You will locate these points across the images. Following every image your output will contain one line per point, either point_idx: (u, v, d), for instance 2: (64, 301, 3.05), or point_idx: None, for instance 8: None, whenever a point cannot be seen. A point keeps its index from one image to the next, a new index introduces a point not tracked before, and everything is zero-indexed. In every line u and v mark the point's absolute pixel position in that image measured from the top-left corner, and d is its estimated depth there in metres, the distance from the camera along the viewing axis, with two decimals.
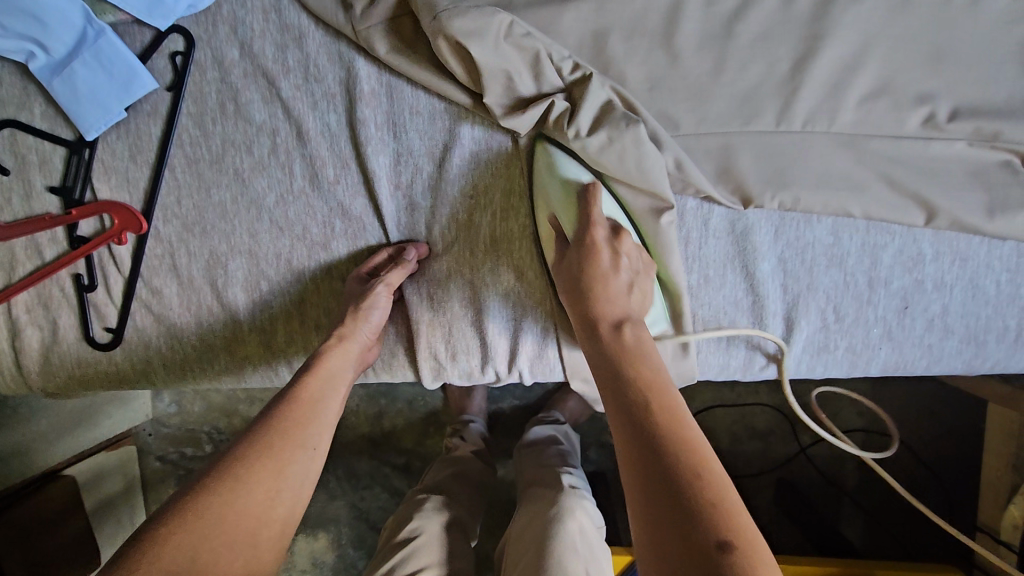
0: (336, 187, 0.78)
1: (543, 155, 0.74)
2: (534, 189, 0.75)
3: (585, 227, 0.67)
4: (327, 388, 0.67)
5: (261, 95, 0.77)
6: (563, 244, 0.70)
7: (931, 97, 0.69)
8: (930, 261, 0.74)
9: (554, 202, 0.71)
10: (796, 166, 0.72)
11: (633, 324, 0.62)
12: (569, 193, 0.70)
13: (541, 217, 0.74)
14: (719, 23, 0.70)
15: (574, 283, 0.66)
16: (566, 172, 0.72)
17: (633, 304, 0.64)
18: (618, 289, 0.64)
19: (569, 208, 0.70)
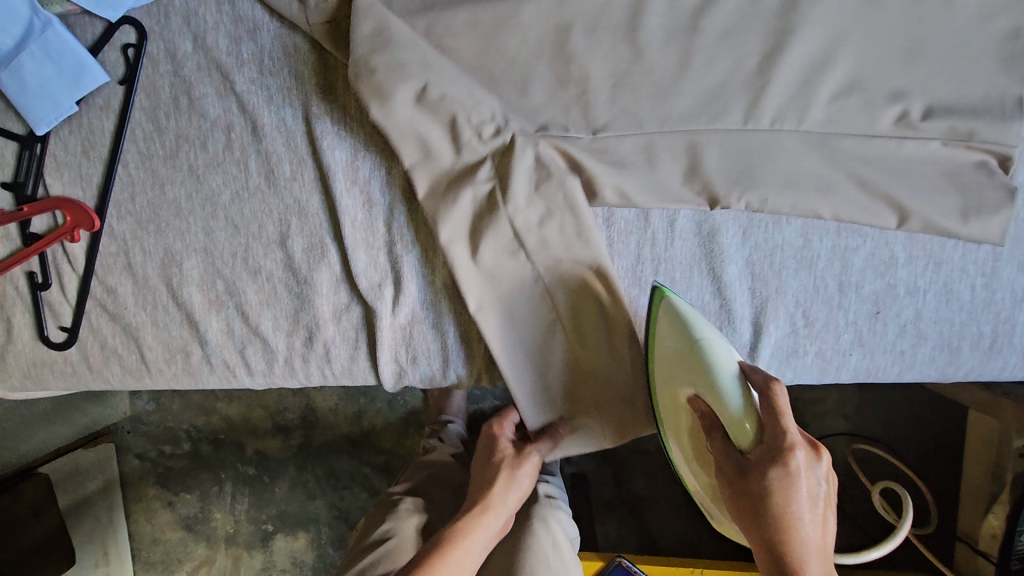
0: (293, 184, 0.76)
1: (664, 313, 0.70)
2: (648, 340, 0.72)
3: (780, 438, 0.59)
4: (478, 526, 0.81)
5: (215, 89, 0.75)
6: (738, 457, 0.62)
7: (903, 95, 0.66)
8: (902, 265, 0.72)
9: (694, 383, 0.67)
10: (762, 164, 0.69)
11: (830, 574, 0.59)
12: (714, 367, 0.64)
13: (670, 383, 0.71)
14: (684, 16, 0.67)
15: (763, 504, 0.59)
16: (699, 335, 0.66)
17: (828, 542, 0.60)
18: (814, 529, 0.59)
19: (708, 375, 0.65)
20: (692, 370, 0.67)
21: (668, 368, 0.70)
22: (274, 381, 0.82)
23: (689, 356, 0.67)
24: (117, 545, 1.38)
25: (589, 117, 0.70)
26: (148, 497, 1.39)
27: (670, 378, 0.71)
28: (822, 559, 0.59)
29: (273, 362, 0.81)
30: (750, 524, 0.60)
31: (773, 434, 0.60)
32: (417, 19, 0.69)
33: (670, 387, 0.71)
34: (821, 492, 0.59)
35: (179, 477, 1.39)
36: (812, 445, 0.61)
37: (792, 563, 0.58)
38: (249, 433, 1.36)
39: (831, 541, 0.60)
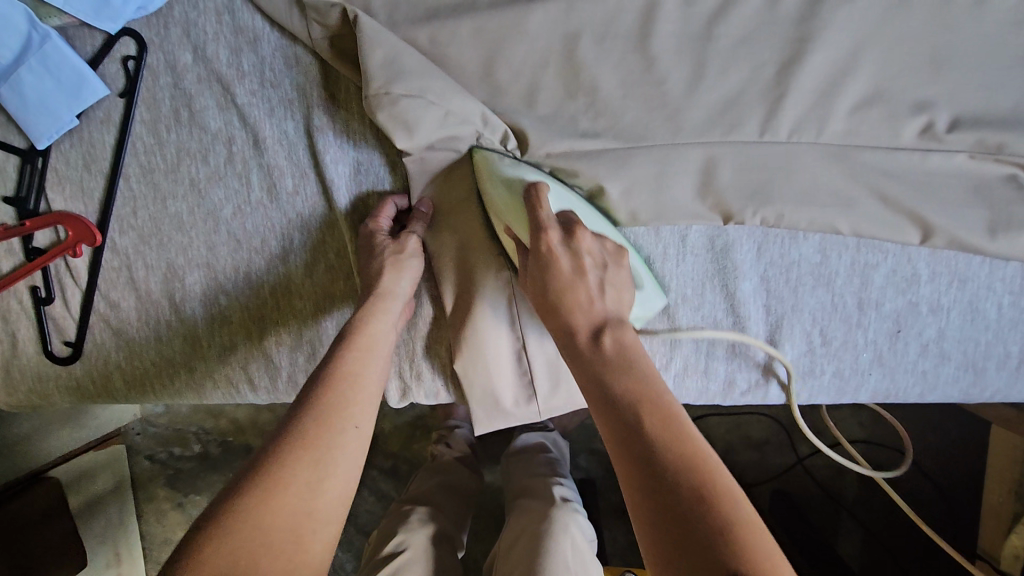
0: (295, 198, 0.75)
1: (482, 163, 0.69)
2: (479, 192, 0.70)
3: (539, 222, 0.62)
4: (366, 368, 0.61)
5: (217, 101, 0.74)
6: (524, 255, 0.65)
7: (929, 104, 0.64)
8: (926, 282, 0.69)
9: (504, 212, 0.67)
10: (779, 179, 0.67)
11: (612, 329, 0.57)
12: (513, 199, 0.66)
13: (498, 228, 0.70)
14: (698, 26, 0.65)
15: (544, 302, 0.61)
16: (506, 173, 0.67)
17: (611, 306, 0.60)
18: (589, 300, 0.59)
19: (517, 213, 0.65)
20: (501, 207, 0.67)
21: (496, 211, 0.68)
22: (277, 397, 0.80)
23: (498, 190, 0.67)
24: (128, 544, 1.37)
25: (597, 128, 0.68)
26: (159, 498, 1.39)
27: (500, 222, 0.69)
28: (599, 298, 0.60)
29: (275, 378, 0.79)
30: (542, 295, 0.61)
31: (538, 222, 0.62)
32: (421, 28, 0.68)
33: (501, 227, 0.69)
34: (596, 253, 0.62)
35: (188, 479, 1.39)
36: (571, 224, 0.63)
37: (575, 304, 0.59)
38: (257, 436, 1.36)
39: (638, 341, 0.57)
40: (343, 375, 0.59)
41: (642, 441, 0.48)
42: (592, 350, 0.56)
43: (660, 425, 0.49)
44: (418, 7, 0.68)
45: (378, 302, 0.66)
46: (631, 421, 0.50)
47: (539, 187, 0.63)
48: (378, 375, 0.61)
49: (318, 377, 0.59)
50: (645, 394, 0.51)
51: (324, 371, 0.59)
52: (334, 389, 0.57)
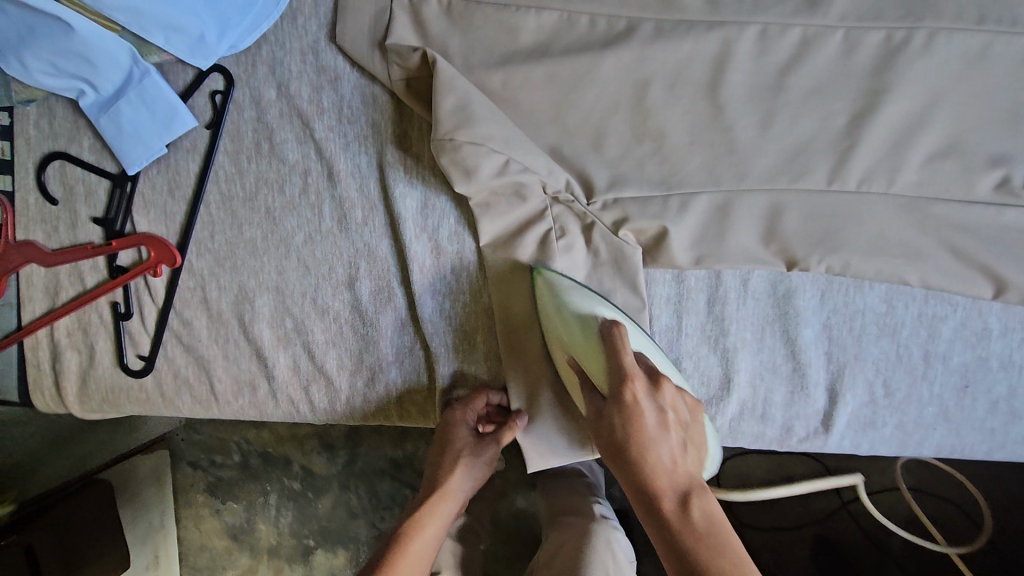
0: (364, 229, 0.77)
1: (544, 289, 0.71)
2: (542, 320, 0.73)
3: (620, 371, 0.62)
4: (432, 536, 0.72)
5: (296, 135, 0.78)
6: (597, 402, 0.64)
7: (1006, 159, 0.63)
8: (996, 337, 0.68)
9: (571, 345, 0.69)
10: (848, 229, 0.67)
11: (697, 494, 0.58)
12: (590, 338, 0.66)
13: (557, 351, 0.72)
14: (769, 76, 0.66)
15: (619, 451, 0.61)
16: (578, 308, 0.68)
17: (691, 468, 0.60)
18: (671, 456, 0.59)
19: (592, 351, 0.66)
20: (573, 341, 0.68)
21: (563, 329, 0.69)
22: (334, 419, 0.83)
23: (570, 323, 0.68)
24: (167, 548, 1.41)
25: (664, 172, 0.69)
26: (197, 503, 1.43)
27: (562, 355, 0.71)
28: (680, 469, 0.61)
29: (335, 401, 0.81)
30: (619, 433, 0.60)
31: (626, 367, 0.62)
32: (495, 72, 0.71)
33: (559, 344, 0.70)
34: (671, 416, 0.61)
35: (228, 487, 1.42)
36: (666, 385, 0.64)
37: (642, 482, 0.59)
38: (297, 449, 1.37)
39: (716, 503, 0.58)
40: (415, 541, 0.71)
41: None
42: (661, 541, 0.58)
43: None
44: (492, 51, 0.71)
45: (450, 480, 0.75)
46: None
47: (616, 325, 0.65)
48: (437, 535, 0.73)
49: (390, 538, 0.72)
50: (714, 538, 0.55)
51: (401, 527, 0.72)
52: (407, 545, 0.70)
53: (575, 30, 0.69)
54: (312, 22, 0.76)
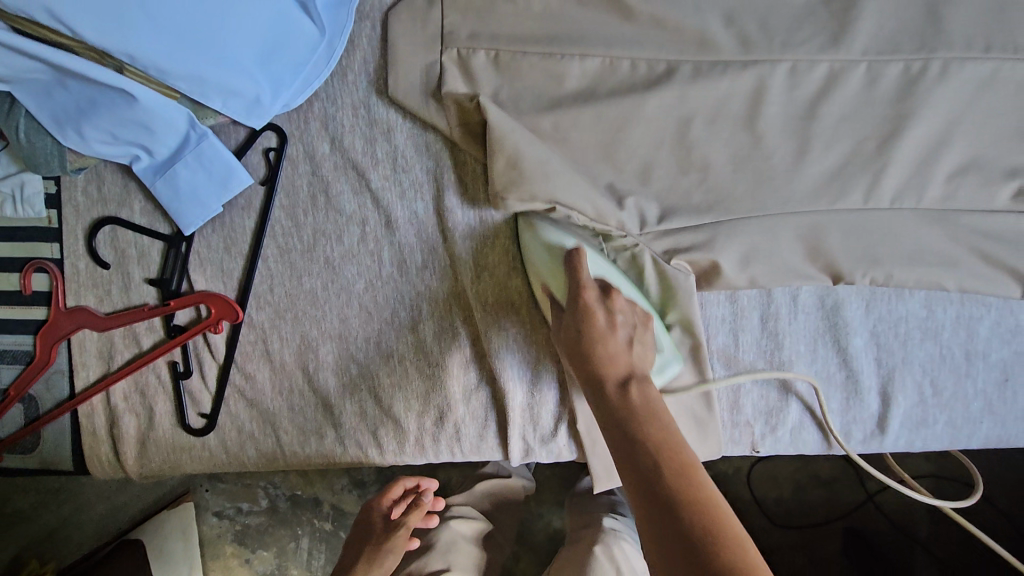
0: (424, 272, 0.80)
1: (523, 229, 0.76)
2: (523, 259, 0.77)
3: (577, 283, 0.68)
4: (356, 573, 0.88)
5: (351, 186, 0.80)
6: (558, 312, 0.72)
7: (1018, 172, 0.70)
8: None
9: (545, 273, 0.74)
10: (887, 242, 0.72)
11: (639, 384, 0.63)
12: (554, 260, 0.73)
13: (534, 282, 0.77)
14: (801, 107, 0.72)
15: (577, 348, 0.66)
16: (550, 237, 0.74)
17: (637, 362, 0.65)
18: (618, 352, 0.65)
19: (558, 275, 0.73)
20: (543, 266, 0.74)
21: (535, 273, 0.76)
22: (403, 460, 0.84)
23: (539, 254, 0.75)
24: None
25: (713, 201, 0.73)
26: (225, 555, 1.29)
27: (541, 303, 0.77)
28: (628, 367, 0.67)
29: (403, 442, 0.83)
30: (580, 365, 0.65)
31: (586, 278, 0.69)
32: (545, 115, 0.74)
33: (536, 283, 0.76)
34: (622, 321, 0.68)
35: (257, 534, 1.29)
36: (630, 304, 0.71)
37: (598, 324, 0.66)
38: (327, 489, 1.28)
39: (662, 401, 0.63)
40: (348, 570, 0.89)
41: (655, 475, 0.54)
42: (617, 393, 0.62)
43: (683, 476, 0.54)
44: (541, 97, 0.75)
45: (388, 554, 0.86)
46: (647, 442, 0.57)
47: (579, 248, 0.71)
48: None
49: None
50: (647, 413, 0.60)
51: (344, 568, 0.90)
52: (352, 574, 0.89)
53: (619, 74, 0.74)
54: (361, 78, 0.79)
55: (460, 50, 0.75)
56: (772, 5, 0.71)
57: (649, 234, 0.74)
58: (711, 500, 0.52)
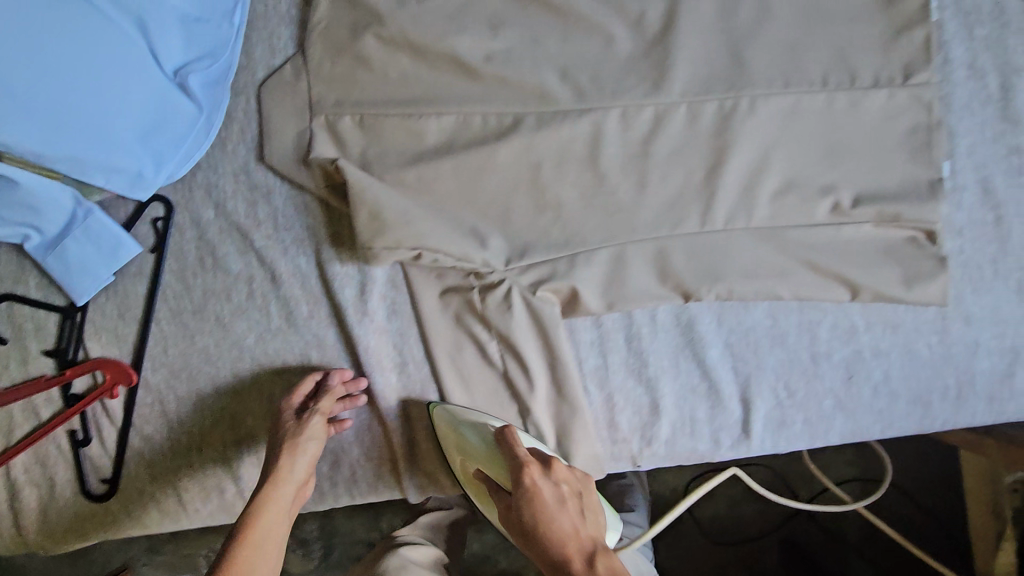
0: (310, 321, 0.84)
1: (441, 416, 0.80)
2: (446, 440, 0.80)
3: (518, 459, 0.69)
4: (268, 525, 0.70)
5: (236, 247, 0.84)
6: (503, 496, 0.71)
7: (832, 188, 0.78)
8: (864, 331, 0.80)
9: (479, 460, 0.76)
10: (725, 260, 0.79)
11: (603, 554, 0.65)
12: (489, 446, 0.75)
13: (437, 418, 0.81)
14: (635, 146, 0.80)
15: (528, 531, 0.66)
16: (472, 434, 0.76)
17: (590, 528, 0.67)
18: (570, 523, 0.65)
19: (493, 459, 0.74)
20: (475, 451, 0.76)
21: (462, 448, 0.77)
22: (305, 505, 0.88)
23: (470, 440, 0.76)
24: None
25: (567, 235, 0.80)
26: None
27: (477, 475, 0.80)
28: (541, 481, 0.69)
29: None
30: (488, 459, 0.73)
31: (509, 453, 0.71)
32: (409, 169, 0.81)
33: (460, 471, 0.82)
34: (566, 487, 0.68)
35: None
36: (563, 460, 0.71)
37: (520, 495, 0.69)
38: None
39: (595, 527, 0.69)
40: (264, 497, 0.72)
41: None
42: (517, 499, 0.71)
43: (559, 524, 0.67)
44: (404, 154, 0.82)
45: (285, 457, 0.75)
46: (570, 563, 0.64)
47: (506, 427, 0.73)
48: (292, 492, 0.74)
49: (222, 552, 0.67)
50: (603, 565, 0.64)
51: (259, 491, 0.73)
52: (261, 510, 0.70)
53: (472, 128, 0.81)
54: (240, 147, 0.85)
55: (327, 116, 0.82)
56: (600, 59, 0.80)
57: (510, 268, 0.79)
58: (591, 555, 0.65)
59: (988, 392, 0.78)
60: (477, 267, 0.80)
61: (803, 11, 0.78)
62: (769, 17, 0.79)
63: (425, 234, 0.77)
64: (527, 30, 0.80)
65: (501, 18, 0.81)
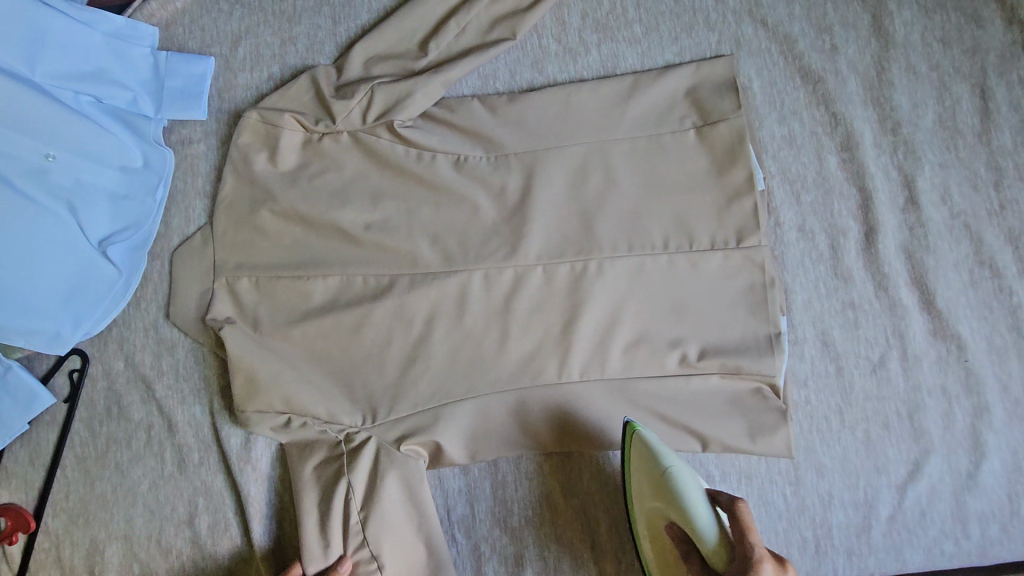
0: (200, 467, 0.89)
1: (639, 443, 0.77)
2: (656, 474, 0.75)
3: (748, 551, 0.64)
4: None
5: (140, 396, 0.92)
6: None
7: (679, 341, 0.84)
8: (719, 481, 0.84)
9: (670, 513, 0.73)
10: (578, 414, 0.85)
11: None
12: (657, 482, 0.75)
13: (638, 474, 0.78)
14: (498, 303, 0.87)
15: None
16: (680, 475, 0.73)
17: None
18: None
19: (666, 497, 0.74)
20: (700, 527, 0.70)
21: (663, 499, 0.74)
22: None
23: (650, 468, 0.76)
24: None
25: (434, 387, 0.85)
26: None
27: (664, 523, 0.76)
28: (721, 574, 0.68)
29: None
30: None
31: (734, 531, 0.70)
32: (293, 326, 0.88)
33: (647, 511, 0.77)
34: None
35: None
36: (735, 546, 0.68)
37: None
38: None
39: None
40: None
41: None
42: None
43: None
44: (292, 311, 0.90)
45: None
46: None
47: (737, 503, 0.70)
48: None
49: None
50: None
51: None
52: None
53: (353, 288, 0.89)
54: (153, 304, 0.96)
55: (228, 277, 0.91)
56: (467, 227, 0.89)
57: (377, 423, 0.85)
58: None
59: (845, 545, 0.80)
60: (347, 428, 0.85)
61: (644, 184, 0.87)
62: (614, 188, 0.88)
63: (297, 396, 0.86)
64: (403, 201, 0.91)
65: (380, 192, 0.91)
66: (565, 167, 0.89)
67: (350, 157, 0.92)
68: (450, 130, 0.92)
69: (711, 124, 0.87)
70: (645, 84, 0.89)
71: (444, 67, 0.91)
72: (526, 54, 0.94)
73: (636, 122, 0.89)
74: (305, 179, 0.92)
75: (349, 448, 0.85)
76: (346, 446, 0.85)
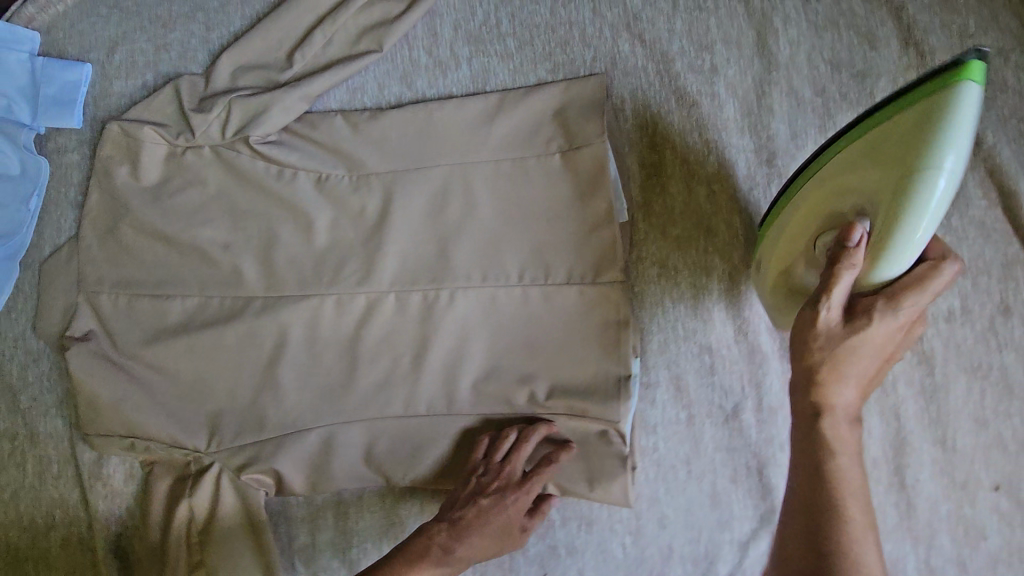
0: (59, 480, 0.90)
1: (947, 100, 0.58)
2: (909, 132, 0.60)
3: (916, 298, 0.61)
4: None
5: (6, 407, 0.93)
6: (862, 293, 0.63)
7: (529, 378, 0.80)
8: (560, 527, 0.80)
9: (867, 179, 0.63)
10: (420, 451, 0.82)
11: (849, 418, 0.62)
12: (885, 207, 0.61)
13: (837, 167, 0.66)
14: (349, 330, 0.85)
15: (834, 363, 0.61)
16: (931, 220, 0.59)
17: (866, 376, 0.62)
18: (878, 342, 0.62)
19: (893, 203, 0.60)
20: (887, 231, 0.60)
21: (897, 179, 0.59)
22: None
23: (914, 174, 0.59)
24: None
25: (280, 415, 0.84)
26: None
27: (839, 208, 0.66)
28: (852, 299, 0.64)
29: None
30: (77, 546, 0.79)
31: (914, 273, 0.62)
32: (146, 346, 0.88)
33: (848, 145, 0.66)
34: (901, 327, 0.62)
35: None
36: (890, 292, 0.62)
37: (824, 290, 0.61)
38: None
39: (869, 371, 0.63)
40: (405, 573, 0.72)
41: (811, 509, 0.59)
42: (833, 321, 0.62)
43: (828, 416, 0.61)
44: (148, 329, 0.89)
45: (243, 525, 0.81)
46: (824, 446, 0.60)
47: (940, 270, 0.61)
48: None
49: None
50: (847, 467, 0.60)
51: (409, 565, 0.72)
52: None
53: (210, 309, 0.88)
54: (23, 315, 0.96)
55: (90, 292, 0.91)
56: (324, 249, 0.87)
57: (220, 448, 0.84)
58: (846, 479, 0.59)
59: None
60: (192, 453, 0.84)
61: (502, 211, 0.83)
62: (472, 215, 0.83)
63: (140, 421, 0.85)
64: (263, 220, 0.88)
65: (240, 209, 0.89)
66: (424, 190, 0.85)
67: (212, 171, 0.90)
68: (310, 147, 0.88)
69: (576, 148, 0.81)
70: (511, 102, 0.84)
71: (305, 81, 0.87)
72: (396, 67, 0.90)
73: (499, 145, 0.84)
74: (166, 194, 0.90)
75: (195, 469, 0.84)
76: (191, 470, 0.85)
